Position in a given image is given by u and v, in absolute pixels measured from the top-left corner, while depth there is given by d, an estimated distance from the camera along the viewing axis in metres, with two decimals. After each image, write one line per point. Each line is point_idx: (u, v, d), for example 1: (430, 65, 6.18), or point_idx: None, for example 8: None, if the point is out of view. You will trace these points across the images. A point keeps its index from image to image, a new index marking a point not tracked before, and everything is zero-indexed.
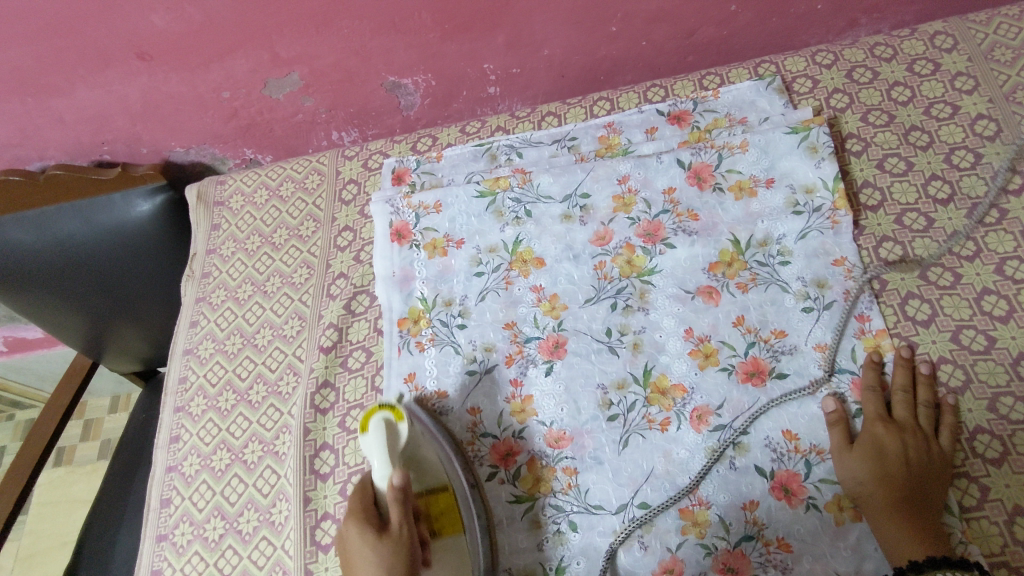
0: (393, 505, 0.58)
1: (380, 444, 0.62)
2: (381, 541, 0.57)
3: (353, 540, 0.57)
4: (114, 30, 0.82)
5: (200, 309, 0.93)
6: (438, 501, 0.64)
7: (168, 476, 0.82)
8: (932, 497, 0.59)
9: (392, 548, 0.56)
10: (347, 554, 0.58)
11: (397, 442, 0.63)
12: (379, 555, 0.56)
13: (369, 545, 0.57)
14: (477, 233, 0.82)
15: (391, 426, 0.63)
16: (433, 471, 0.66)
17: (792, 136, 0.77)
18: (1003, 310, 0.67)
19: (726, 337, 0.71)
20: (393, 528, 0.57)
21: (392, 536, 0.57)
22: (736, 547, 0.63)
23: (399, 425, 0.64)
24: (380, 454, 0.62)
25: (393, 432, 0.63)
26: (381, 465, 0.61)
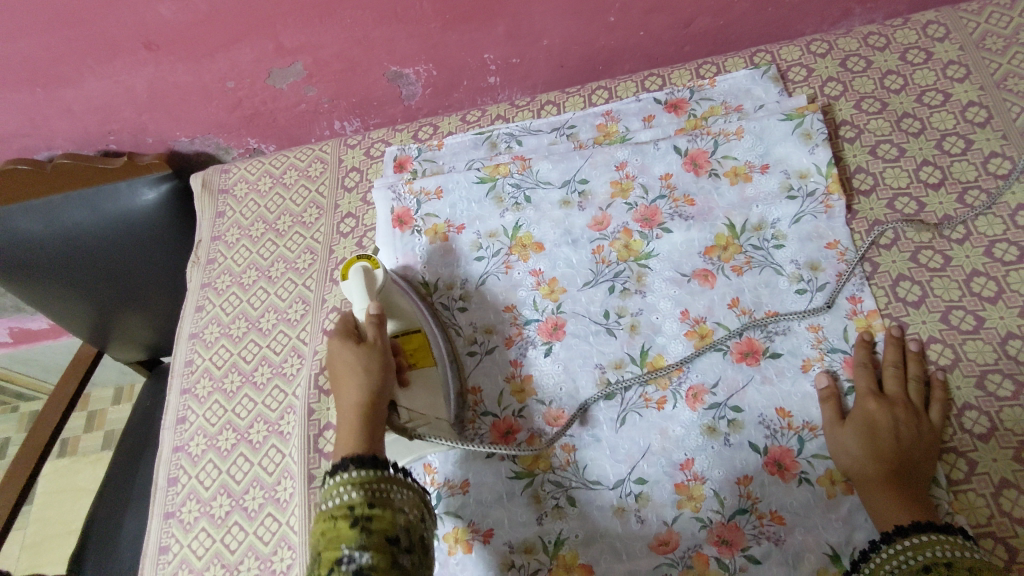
0: (370, 323, 0.66)
1: (359, 284, 0.70)
2: (360, 348, 0.64)
3: (336, 351, 0.64)
4: (121, 21, 0.84)
5: (205, 295, 0.95)
6: (410, 339, 0.72)
7: (175, 456, 0.83)
8: (921, 469, 0.61)
9: (369, 350, 0.63)
10: (331, 369, 0.64)
11: (374, 284, 0.71)
12: (358, 355, 0.63)
13: (349, 352, 0.63)
14: (477, 218, 0.83)
15: (368, 271, 0.71)
16: (406, 314, 0.73)
17: (787, 123, 0.78)
18: (992, 291, 0.68)
19: (722, 318, 0.73)
20: (370, 339, 0.65)
21: (370, 344, 0.64)
22: (730, 519, 0.64)
23: (377, 273, 0.71)
24: (359, 292, 0.70)
25: (371, 278, 0.71)
26: (360, 304, 0.70)
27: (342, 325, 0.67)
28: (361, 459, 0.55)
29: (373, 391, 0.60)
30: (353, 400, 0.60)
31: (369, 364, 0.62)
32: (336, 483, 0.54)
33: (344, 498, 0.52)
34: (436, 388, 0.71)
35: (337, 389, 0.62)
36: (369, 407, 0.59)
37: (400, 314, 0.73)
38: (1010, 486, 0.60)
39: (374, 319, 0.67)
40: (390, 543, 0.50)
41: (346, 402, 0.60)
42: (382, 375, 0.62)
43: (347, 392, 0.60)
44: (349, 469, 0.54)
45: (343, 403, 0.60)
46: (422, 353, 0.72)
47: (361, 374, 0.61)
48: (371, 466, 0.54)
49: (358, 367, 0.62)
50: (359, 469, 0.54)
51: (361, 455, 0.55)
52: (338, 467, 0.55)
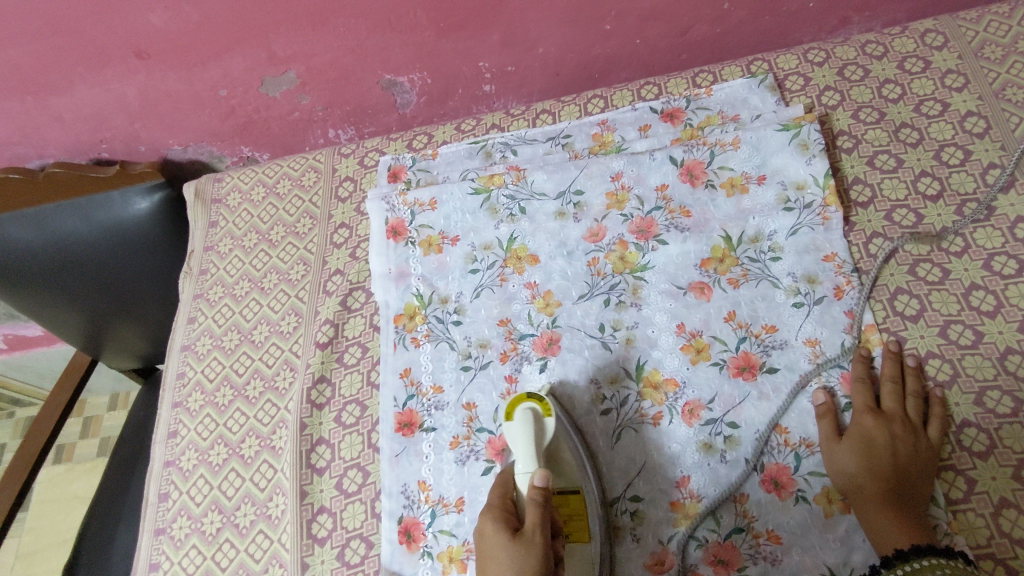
0: (531, 505, 0.57)
1: (525, 433, 0.64)
2: (515, 543, 0.54)
3: (489, 533, 0.56)
4: (112, 29, 0.83)
5: (197, 306, 0.94)
6: (570, 507, 0.64)
7: (166, 471, 0.83)
8: (919, 489, 0.60)
9: (527, 549, 0.53)
10: (480, 552, 0.56)
11: (542, 438, 0.64)
12: (515, 555, 0.53)
13: (502, 545, 0.54)
14: (471, 229, 0.82)
15: (538, 418, 0.65)
16: (569, 475, 0.66)
17: (783, 134, 0.77)
18: (991, 305, 0.67)
19: (718, 332, 0.72)
20: (528, 529, 0.55)
21: (525, 535, 0.55)
22: (726, 539, 0.64)
23: (546, 420, 0.65)
24: (525, 445, 0.63)
25: (540, 426, 0.65)
26: (524, 458, 0.62)
27: (500, 500, 0.59)
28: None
29: None
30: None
31: (523, 570, 0.52)
32: None
33: None
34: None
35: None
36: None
37: (560, 475, 0.66)
38: (1009, 505, 0.59)
39: (538, 499, 0.57)
40: None
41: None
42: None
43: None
44: None
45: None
46: (582, 530, 0.63)
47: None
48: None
49: (511, 574, 0.52)
50: None
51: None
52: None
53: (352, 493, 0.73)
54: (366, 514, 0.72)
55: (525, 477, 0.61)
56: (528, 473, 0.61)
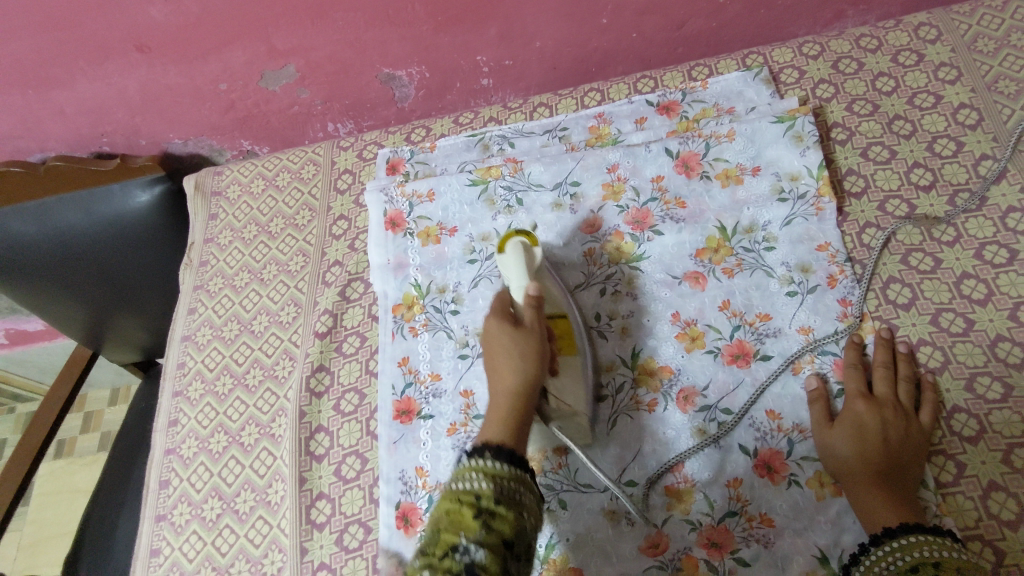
0: (528, 307, 0.64)
1: (517, 261, 0.67)
2: (517, 332, 0.62)
3: (491, 329, 0.63)
4: (113, 23, 0.84)
5: (198, 297, 0.95)
6: (559, 323, 0.70)
7: (166, 459, 0.84)
8: (910, 471, 0.61)
9: (528, 335, 0.62)
10: (485, 343, 0.63)
11: (532, 261, 0.68)
12: (517, 338, 0.61)
13: (506, 333, 0.62)
14: (469, 220, 0.83)
15: (527, 248, 0.68)
16: (554, 299, 0.71)
17: (778, 125, 0.78)
18: (982, 293, 0.68)
19: (712, 320, 0.73)
20: (527, 324, 0.63)
21: (526, 328, 0.63)
22: (720, 522, 0.64)
23: (533, 249, 0.69)
24: (518, 268, 0.66)
25: (529, 254, 0.68)
26: (518, 274, 0.66)
27: (498, 306, 0.65)
28: (498, 449, 0.53)
29: (528, 377, 0.60)
30: (508, 382, 0.60)
31: (525, 351, 0.61)
32: (469, 466, 0.52)
33: (473, 485, 0.50)
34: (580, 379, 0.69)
35: (494, 369, 0.62)
36: (520, 395, 0.59)
37: (549, 297, 0.71)
38: (998, 488, 0.60)
39: (533, 304, 0.64)
40: (505, 547, 0.48)
41: (501, 381, 0.60)
42: (539, 361, 0.61)
43: (505, 374, 0.60)
44: (485, 455, 0.53)
45: (499, 380, 0.60)
46: (568, 341, 0.69)
47: (518, 357, 0.60)
48: (508, 460, 0.52)
49: (515, 351, 0.61)
50: (495, 459, 0.52)
51: (506, 444, 0.54)
52: (475, 452, 0.53)
53: (351, 479, 0.74)
54: (364, 499, 0.73)
55: (520, 290, 0.66)
56: (522, 288, 0.66)
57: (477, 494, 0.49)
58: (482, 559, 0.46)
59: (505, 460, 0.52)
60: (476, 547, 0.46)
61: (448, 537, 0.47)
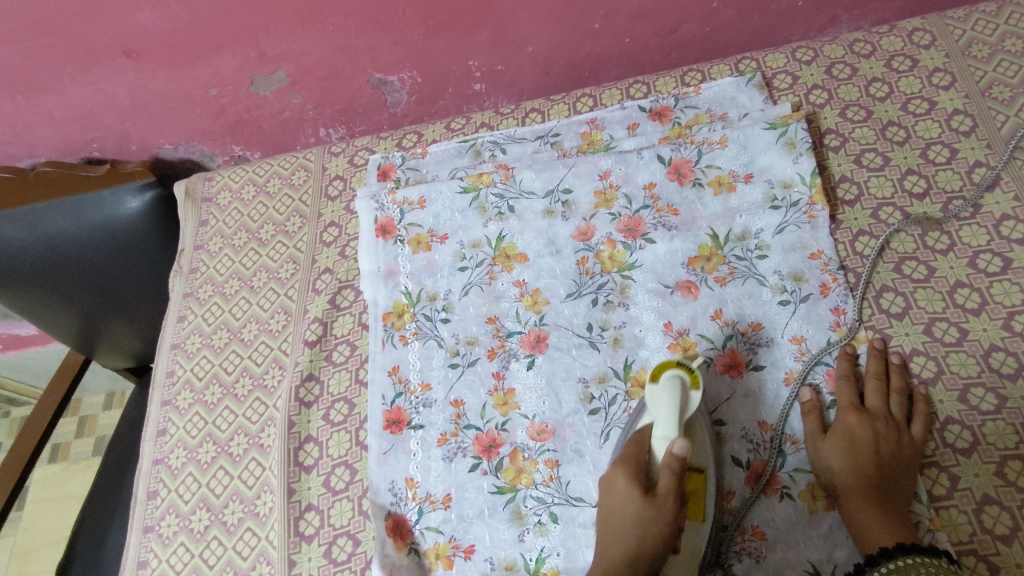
0: (667, 473, 0.59)
1: (670, 402, 0.61)
2: (647, 503, 0.58)
3: (620, 488, 0.60)
4: (100, 28, 0.83)
5: (187, 304, 0.94)
6: (695, 481, 0.62)
7: (155, 469, 0.83)
8: (901, 485, 0.60)
9: (657, 516, 0.58)
10: (610, 494, 0.61)
11: (685, 411, 0.62)
12: (643, 512, 0.58)
13: (633, 501, 0.59)
14: (460, 228, 0.83)
15: (683, 388, 0.62)
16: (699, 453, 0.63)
17: (770, 132, 0.77)
18: (975, 302, 0.68)
19: (705, 330, 0.72)
20: (660, 495, 0.59)
21: (659, 505, 0.58)
22: (713, 535, 0.64)
23: (692, 393, 0.62)
24: (669, 415, 0.61)
25: (685, 396, 0.62)
26: (667, 425, 0.61)
27: (633, 456, 0.62)
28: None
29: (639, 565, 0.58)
30: (616, 564, 0.58)
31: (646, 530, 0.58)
32: None
33: None
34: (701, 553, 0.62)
35: (607, 532, 0.60)
36: None
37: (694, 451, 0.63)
38: (992, 501, 0.59)
39: (675, 471, 0.59)
40: None
41: (613, 558, 0.58)
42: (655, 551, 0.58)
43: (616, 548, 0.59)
44: None
45: (611, 556, 0.59)
46: (700, 505, 0.62)
47: (637, 536, 0.58)
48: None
49: (634, 531, 0.58)
50: None
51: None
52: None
53: (340, 490, 0.74)
54: (353, 511, 0.72)
55: (664, 444, 0.60)
56: (666, 443, 0.60)
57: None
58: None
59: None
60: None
61: None
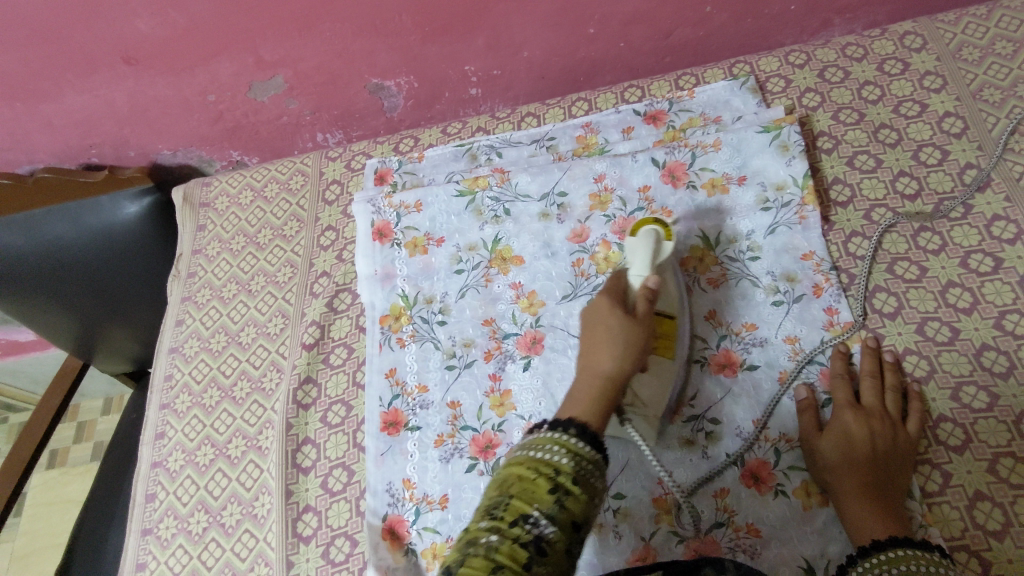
0: (643, 298, 0.60)
1: (645, 246, 0.64)
2: (630, 319, 0.58)
3: (602, 308, 0.59)
4: (99, 35, 0.84)
5: (186, 309, 0.95)
6: (665, 323, 0.67)
7: (153, 472, 0.83)
8: (896, 481, 0.61)
9: (638, 326, 0.58)
10: (589, 318, 0.60)
11: (659, 254, 0.65)
12: (628, 323, 0.58)
13: (617, 317, 0.58)
14: (456, 231, 0.83)
15: (658, 238, 0.65)
16: (670, 298, 0.68)
17: (763, 135, 0.78)
18: (967, 301, 0.68)
19: (699, 330, 0.72)
20: (640, 310, 0.59)
21: (640, 319, 0.59)
22: (707, 533, 0.64)
23: (665, 242, 0.66)
24: (643, 254, 0.64)
25: (659, 245, 0.65)
26: (641, 263, 0.63)
27: (611, 287, 0.62)
28: (583, 427, 0.52)
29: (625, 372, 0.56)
30: (603, 372, 0.56)
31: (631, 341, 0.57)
32: (550, 438, 0.51)
33: (553, 458, 0.50)
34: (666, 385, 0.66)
35: (587, 347, 0.58)
36: (615, 390, 0.56)
37: (665, 294, 0.68)
38: (984, 498, 0.60)
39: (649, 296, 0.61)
40: (574, 527, 0.48)
41: (596, 364, 0.56)
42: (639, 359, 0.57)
43: (602, 356, 0.56)
44: (569, 432, 0.51)
45: (595, 363, 0.57)
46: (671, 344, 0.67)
47: (620, 341, 0.57)
48: (591, 441, 0.51)
49: (618, 336, 0.57)
50: (579, 438, 0.51)
51: (591, 425, 0.52)
52: (556, 426, 0.52)
53: (337, 491, 0.74)
54: (351, 512, 0.72)
55: (641, 277, 0.62)
56: (642, 276, 0.62)
57: (557, 470, 0.49)
58: (550, 535, 0.46)
59: (589, 444, 0.51)
60: (547, 521, 0.46)
61: (518, 506, 0.47)
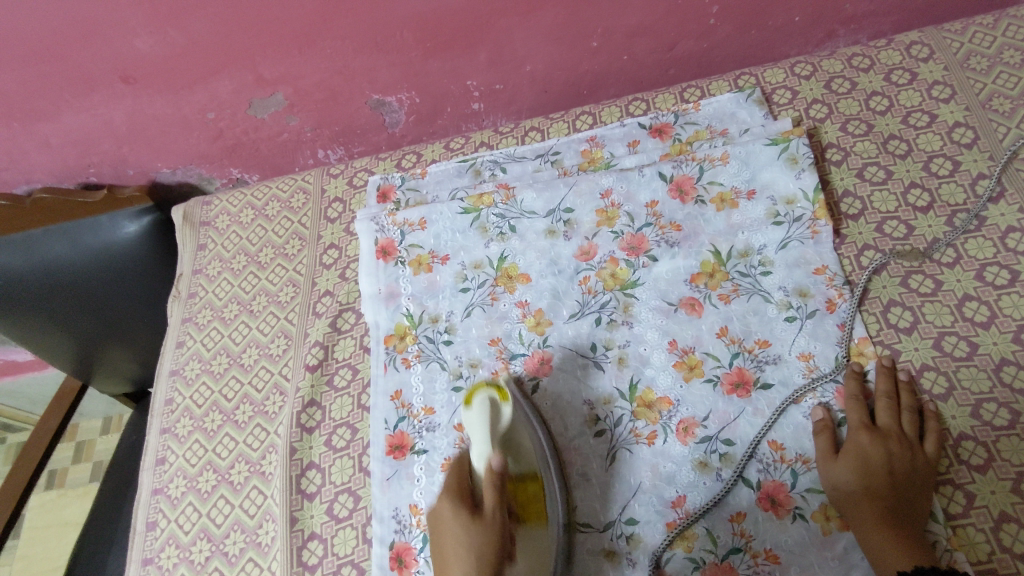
0: (487, 485, 0.59)
1: (482, 420, 0.65)
2: (472, 519, 0.56)
3: (445, 512, 0.58)
4: (97, 55, 0.83)
5: (186, 330, 0.93)
6: (527, 492, 0.65)
7: (154, 499, 0.81)
8: (917, 505, 0.59)
9: (484, 523, 0.56)
10: (438, 527, 0.58)
11: (497, 423, 0.65)
12: (474, 524, 0.56)
13: (461, 520, 0.57)
14: (461, 249, 0.82)
15: (494, 402, 0.67)
16: (526, 458, 0.67)
17: (772, 147, 0.77)
18: (984, 316, 0.67)
19: (710, 348, 0.71)
20: (487, 509, 0.57)
21: (484, 514, 0.57)
22: (724, 560, 0.62)
23: (502, 406, 0.67)
24: (482, 434, 0.64)
25: (496, 411, 0.66)
26: (479, 441, 0.63)
27: (455, 479, 0.61)
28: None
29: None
30: None
31: (481, 540, 0.55)
32: None
33: None
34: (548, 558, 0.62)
35: (442, 566, 0.56)
36: None
37: (520, 459, 0.66)
38: (1010, 520, 0.58)
39: (495, 481, 0.59)
40: None
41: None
42: (494, 561, 0.55)
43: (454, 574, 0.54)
44: None
45: None
46: (538, 513, 0.64)
47: (472, 554, 0.54)
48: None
49: (467, 546, 0.55)
50: None
51: None
52: None
53: (343, 518, 0.72)
54: (358, 539, 0.71)
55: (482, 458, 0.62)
56: (483, 456, 0.62)
57: None
58: None
59: None
60: None
61: None
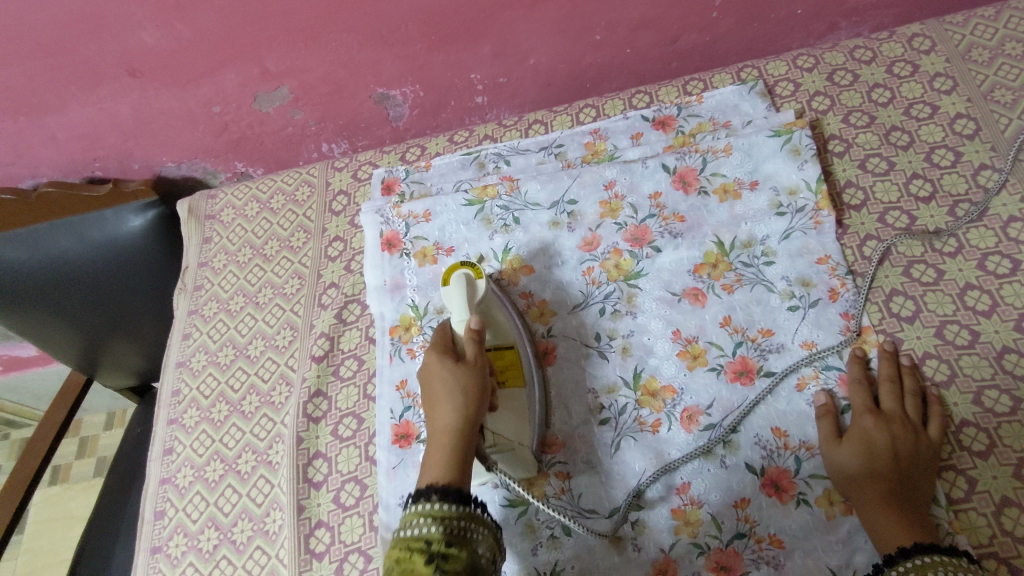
0: (468, 341, 0.65)
1: (458, 293, 0.69)
2: (457, 367, 0.62)
3: (432, 363, 0.63)
4: (103, 48, 0.83)
5: (192, 322, 0.94)
6: (504, 355, 0.71)
7: (161, 489, 0.82)
8: (919, 488, 0.60)
9: (467, 369, 0.62)
10: (425, 377, 0.64)
11: (474, 295, 0.70)
12: (460, 371, 0.62)
13: (447, 367, 0.62)
14: (466, 240, 0.82)
15: (469, 279, 0.71)
16: (503, 330, 0.72)
17: (775, 139, 0.78)
18: (986, 304, 0.67)
19: (714, 337, 0.72)
20: (469, 357, 0.64)
21: (468, 361, 0.63)
22: (729, 544, 0.63)
23: (478, 282, 0.71)
24: (460, 301, 0.69)
25: (471, 287, 0.70)
26: (458, 313, 0.69)
27: (439, 338, 0.66)
28: (445, 490, 0.54)
29: (468, 417, 0.59)
30: (446, 423, 0.59)
31: (466, 383, 0.61)
32: (417, 510, 0.53)
33: (423, 531, 0.52)
34: (524, 412, 0.69)
35: (429, 405, 0.62)
36: (461, 433, 0.59)
37: (497, 329, 0.72)
38: (1011, 504, 0.59)
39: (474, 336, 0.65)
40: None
41: (439, 420, 0.60)
42: (478, 398, 0.61)
43: (442, 413, 0.60)
44: (431, 499, 0.53)
45: (436, 420, 0.60)
46: (514, 372, 0.70)
47: (456, 393, 0.60)
48: (456, 500, 0.54)
49: (454, 384, 0.61)
50: (442, 501, 0.53)
51: (451, 483, 0.55)
52: (420, 494, 0.54)
53: (350, 506, 0.73)
54: (365, 527, 0.71)
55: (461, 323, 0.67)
56: (463, 321, 0.68)
57: (429, 539, 0.51)
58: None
59: (453, 500, 0.54)
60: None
61: None
